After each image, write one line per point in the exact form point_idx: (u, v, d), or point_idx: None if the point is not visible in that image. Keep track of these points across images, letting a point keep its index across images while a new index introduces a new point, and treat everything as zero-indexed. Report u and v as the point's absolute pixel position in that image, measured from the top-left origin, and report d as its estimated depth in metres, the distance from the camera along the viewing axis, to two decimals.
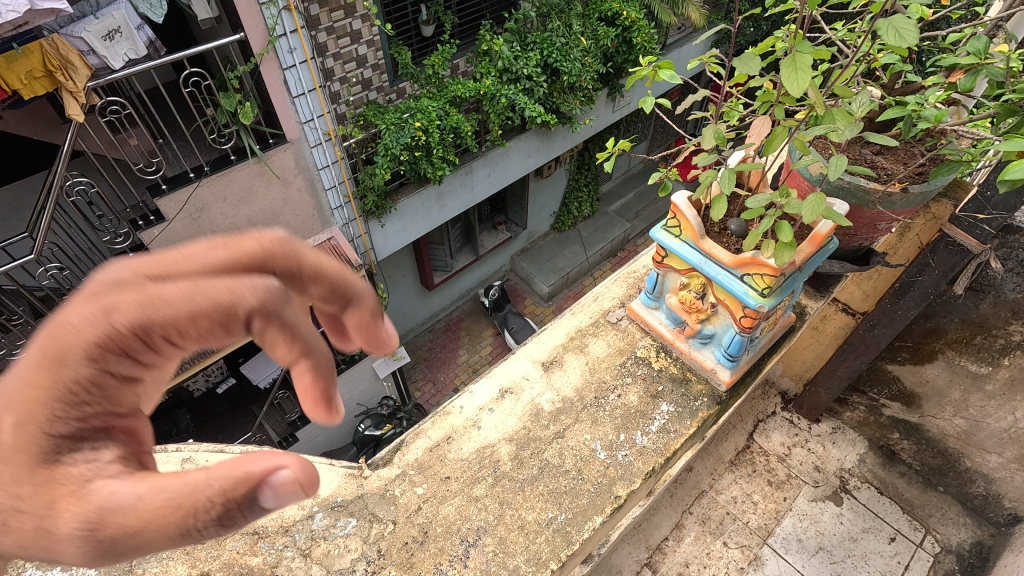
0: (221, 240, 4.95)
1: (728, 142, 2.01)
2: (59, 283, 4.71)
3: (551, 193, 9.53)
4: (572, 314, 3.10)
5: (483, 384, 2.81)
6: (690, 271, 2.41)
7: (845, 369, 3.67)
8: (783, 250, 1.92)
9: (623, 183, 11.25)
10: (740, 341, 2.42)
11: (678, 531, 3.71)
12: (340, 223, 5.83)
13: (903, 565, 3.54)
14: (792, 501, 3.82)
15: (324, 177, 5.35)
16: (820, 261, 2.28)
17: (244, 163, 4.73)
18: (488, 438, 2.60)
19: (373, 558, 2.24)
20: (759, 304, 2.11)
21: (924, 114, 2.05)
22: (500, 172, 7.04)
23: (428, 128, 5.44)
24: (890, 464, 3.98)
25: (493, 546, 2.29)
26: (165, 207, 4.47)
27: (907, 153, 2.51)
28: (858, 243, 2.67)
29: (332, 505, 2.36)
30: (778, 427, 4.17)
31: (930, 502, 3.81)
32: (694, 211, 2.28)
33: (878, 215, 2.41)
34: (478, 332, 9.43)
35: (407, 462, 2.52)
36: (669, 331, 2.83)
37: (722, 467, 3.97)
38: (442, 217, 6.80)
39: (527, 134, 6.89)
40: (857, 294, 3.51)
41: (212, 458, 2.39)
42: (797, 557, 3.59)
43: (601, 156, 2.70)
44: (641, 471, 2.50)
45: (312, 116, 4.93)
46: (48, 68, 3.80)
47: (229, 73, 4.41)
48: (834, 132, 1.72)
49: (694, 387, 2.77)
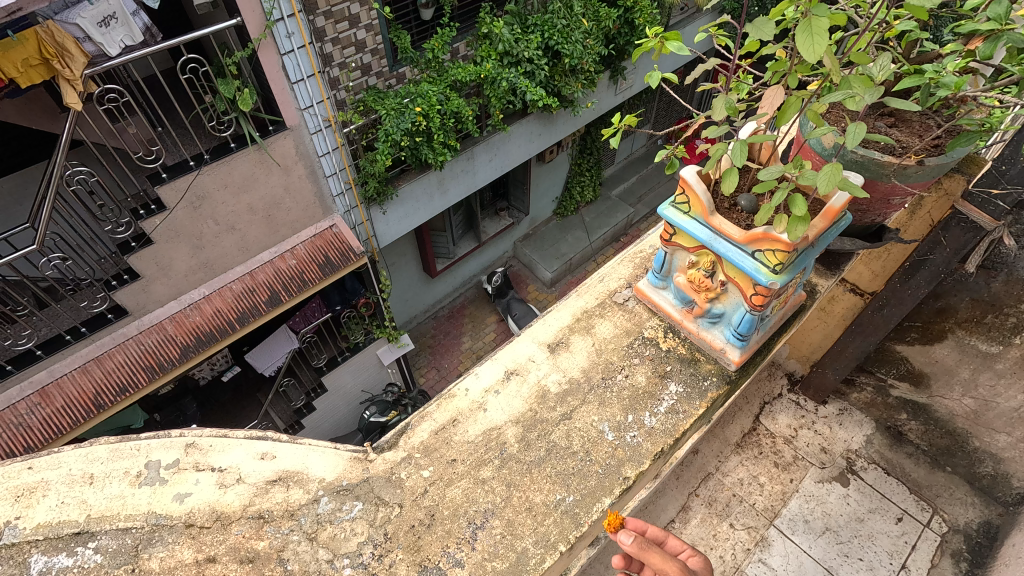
0: (222, 229, 4.91)
1: (739, 113, 1.95)
2: (62, 273, 4.68)
3: (553, 177, 9.41)
4: (578, 295, 3.05)
5: (489, 366, 2.77)
6: (699, 249, 2.36)
7: (853, 350, 3.60)
8: (796, 224, 1.86)
9: (626, 166, 11.12)
10: (750, 319, 2.37)
11: (684, 513, 3.69)
12: (342, 211, 5.75)
13: (909, 546, 3.53)
14: (799, 483, 3.80)
15: (325, 164, 5.26)
16: (834, 237, 2.23)
17: (244, 150, 4.65)
18: (495, 420, 2.57)
19: (380, 541, 2.23)
20: (771, 281, 2.06)
21: (943, 81, 1.98)
22: (502, 157, 6.96)
23: (429, 113, 5.35)
24: (897, 445, 3.87)
25: (500, 528, 2.28)
26: (166, 195, 4.42)
27: (923, 124, 2.44)
28: (871, 219, 2.61)
29: (337, 488, 2.34)
30: (785, 409, 4.13)
31: (938, 482, 3.73)
32: (703, 186, 2.22)
33: (892, 190, 2.34)
34: (482, 318, 9.40)
35: (412, 445, 2.50)
36: (677, 312, 2.78)
37: (728, 450, 3.95)
38: (443, 203, 6.72)
39: (528, 118, 6.78)
40: (866, 274, 3.45)
41: (216, 442, 2.37)
42: (803, 538, 3.58)
43: (606, 131, 2.64)
44: (649, 452, 2.47)
45: (311, 102, 4.86)
46: (44, 56, 3.68)
47: (227, 58, 4.31)
48: (852, 99, 1.66)
49: (703, 366, 2.73)
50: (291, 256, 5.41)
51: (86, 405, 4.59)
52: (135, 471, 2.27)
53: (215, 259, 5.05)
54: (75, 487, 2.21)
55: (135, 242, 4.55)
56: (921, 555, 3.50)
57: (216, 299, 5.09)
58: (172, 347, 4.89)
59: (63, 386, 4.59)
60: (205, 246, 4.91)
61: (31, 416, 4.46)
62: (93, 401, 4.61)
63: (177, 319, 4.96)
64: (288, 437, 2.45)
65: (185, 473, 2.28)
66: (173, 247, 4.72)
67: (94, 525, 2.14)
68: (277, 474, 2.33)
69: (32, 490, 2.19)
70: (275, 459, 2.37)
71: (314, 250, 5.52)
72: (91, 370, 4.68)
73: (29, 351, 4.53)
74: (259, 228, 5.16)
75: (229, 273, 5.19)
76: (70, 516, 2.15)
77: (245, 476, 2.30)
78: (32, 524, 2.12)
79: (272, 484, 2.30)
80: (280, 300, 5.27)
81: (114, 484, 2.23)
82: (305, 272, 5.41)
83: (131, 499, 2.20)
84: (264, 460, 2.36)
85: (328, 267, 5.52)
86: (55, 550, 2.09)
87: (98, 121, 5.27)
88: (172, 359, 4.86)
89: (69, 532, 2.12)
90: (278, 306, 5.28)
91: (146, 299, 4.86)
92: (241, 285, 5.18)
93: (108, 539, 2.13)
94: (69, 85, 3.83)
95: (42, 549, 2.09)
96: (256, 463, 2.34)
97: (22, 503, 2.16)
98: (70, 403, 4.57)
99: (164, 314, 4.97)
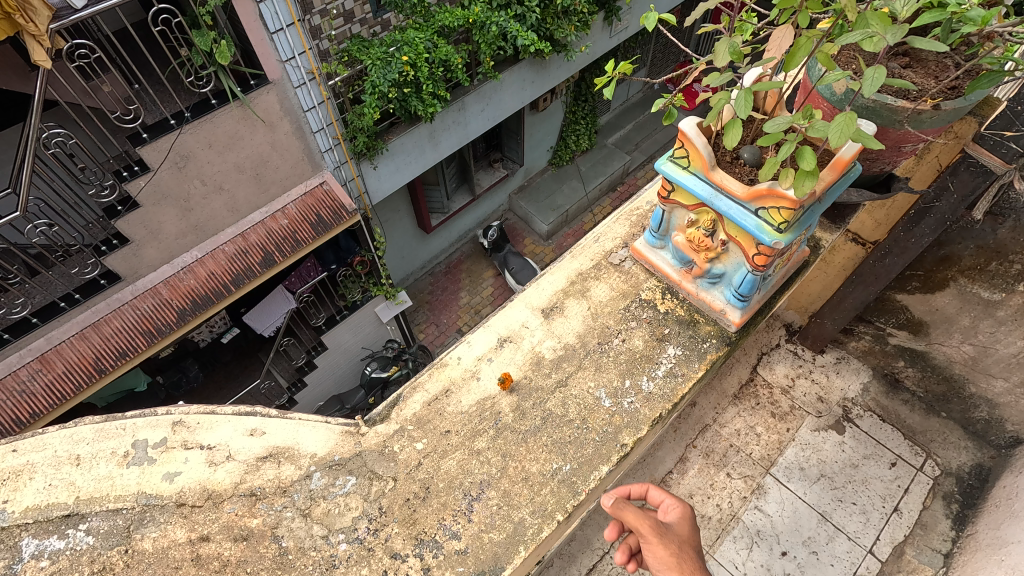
0: (210, 189, 4.72)
1: (744, 58, 1.79)
2: (51, 240, 4.56)
3: (548, 127, 9.11)
4: (572, 257, 2.94)
5: (480, 333, 2.69)
6: (698, 207, 2.24)
7: (852, 300, 3.53)
8: (803, 179, 1.72)
9: (621, 114, 10.73)
10: (752, 280, 2.28)
11: (682, 464, 3.64)
12: (332, 166, 5.54)
13: (902, 489, 3.56)
14: (795, 432, 3.76)
15: (311, 119, 5.03)
16: (842, 190, 2.10)
17: (226, 107, 4.39)
18: (488, 389, 2.51)
19: (375, 516, 2.22)
20: (775, 240, 1.96)
21: (969, 15, 1.79)
22: (494, 107, 6.67)
23: (417, 62, 5.08)
24: (893, 392, 3.89)
25: (497, 499, 2.26)
26: (148, 156, 4.21)
27: (939, 64, 2.25)
28: (879, 168, 2.47)
29: (329, 463, 2.30)
30: (783, 359, 4.02)
31: (932, 428, 3.75)
32: (704, 139, 2.07)
33: (904, 137, 2.19)
34: (478, 273, 9.29)
35: (405, 417, 2.46)
36: (675, 272, 2.69)
37: (726, 401, 3.84)
38: (435, 156, 6.49)
39: (519, 65, 6.43)
40: (868, 224, 3.29)
41: (204, 419, 2.32)
42: (799, 485, 3.59)
43: (599, 81, 2.45)
44: (647, 419, 2.43)
45: (292, 54, 4.56)
46: (4, 10, 3.32)
47: (200, 7, 3.98)
48: (871, 39, 1.49)
49: (702, 328, 2.66)
50: (282, 216, 5.24)
51: (88, 370, 4.55)
52: (122, 451, 2.22)
53: (206, 220, 4.89)
54: (61, 469, 2.18)
55: (121, 206, 4.37)
56: (914, 498, 3.53)
57: (210, 262, 4.97)
58: (168, 311, 4.79)
59: (62, 352, 4.52)
60: (194, 208, 4.74)
61: (33, 383, 4.42)
62: (95, 365, 4.57)
63: (171, 283, 4.84)
64: (277, 412, 2.39)
65: (173, 452, 2.24)
66: (162, 210, 4.55)
67: (84, 507, 2.12)
68: (267, 451, 2.29)
69: (18, 473, 2.16)
70: (265, 435, 2.32)
71: (305, 210, 5.34)
72: (89, 336, 4.60)
73: (24, 319, 4.41)
74: (249, 187, 4.97)
75: (221, 236, 5.05)
76: (58, 499, 2.13)
77: (235, 453, 2.26)
78: (20, 508, 2.10)
79: (262, 461, 2.26)
80: (275, 260, 5.16)
81: (101, 465, 2.20)
82: (298, 232, 5.24)
83: (119, 480, 2.17)
84: (253, 437, 2.31)
85: (321, 227, 5.34)
86: (46, 533, 2.08)
87: (70, 80, 4.94)
88: (170, 323, 4.78)
89: (59, 515, 2.10)
90: (273, 267, 5.17)
91: (138, 264, 4.72)
92: (234, 246, 5.05)
93: (99, 521, 2.11)
94: (34, 41, 3.53)
95: (32, 532, 2.07)
96: (246, 440, 2.30)
97: (9, 486, 2.13)
98: (71, 369, 4.52)
99: (158, 278, 4.85)
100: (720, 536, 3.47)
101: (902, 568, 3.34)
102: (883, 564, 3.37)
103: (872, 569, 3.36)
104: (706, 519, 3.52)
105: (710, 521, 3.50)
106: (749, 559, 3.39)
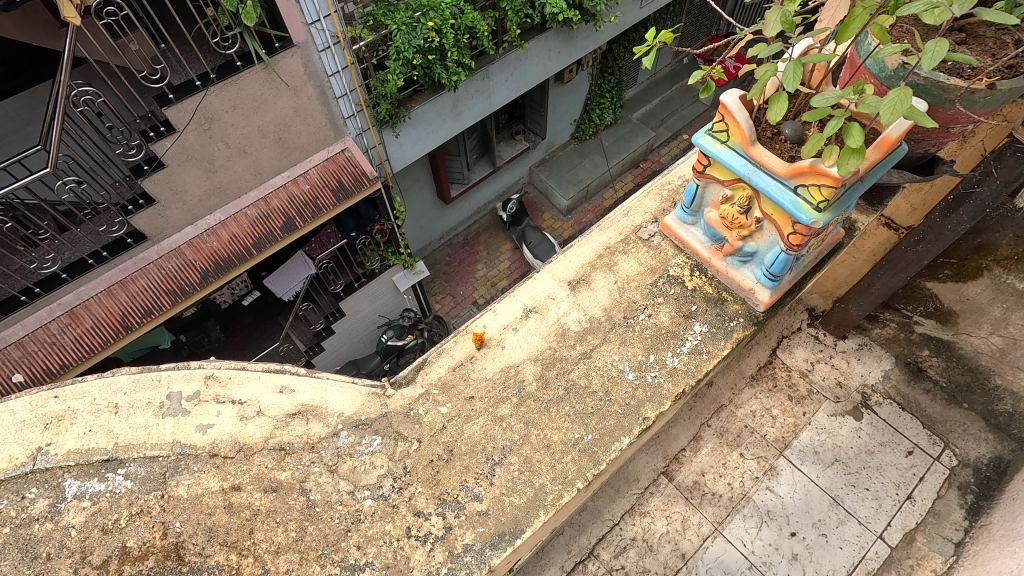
0: (233, 152, 4.73)
1: (797, 27, 1.77)
2: (79, 197, 4.62)
3: (572, 99, 8.93)
4: (600, 231, 2.98)
5: (507, 303, 2.77)
6: (734, 184, 2.24)
7: (881, 286, 3.36)
8: (848, 156, 1.71)
9: (648, 88, 10.41)
10: (784, 259, 2.29)
11: (695, 442, 3.62)
12: (354, 133, 5.50)
13: (917, 477, 3.46)
14: (812, 415, 3.67)
15: (334, 84, 4.98)
16: (886, 170, 2.07)
17: (251, 70, 4.36)
18: (512, 358, 2.61)
19: (399, 474, 2.37)
20: (813, 219, 1.95)
21: None
22: (517, 77, 6.49)
23: (442, 28, 5.04)
24: (915, 380, 3.73)
25: (518, 465, 2.38)
26: (174, 116, 4.25)
27: (997, 42, 2.12)
28: (925, 149, 2.38)
29: (356, 423, 2.46)
30: (803, 343, 3.90)
31: (951, 418, 3.60)
32: (745, 113, 2.07)
33: (953, 117, 2.09)
34: (497, 245, 9.26)
35: (430, 381, 2.58)
36: (705, 249, 2.72)
37: (743, 382, 3.77)
38: (456, 126, 6.39)
39: (547, 34, 6.26)
40: (903, 208, 3.12)
41: (234, 376, 2.49)
42: (812, 468, 3.53)
43: (640, 49, 2.41)
44: (670, 393, 2.51)
45: (317, 17, 4.46)
46: None
47: None
48: (933, 10, 1.46)
49: (730, 307, 2.71)
50: (304, 180, 5.25)
51: (115, 326, 4.66)
52: (158, 402, 2.42)
53: (229, 182, 4.92)
54: (100, 416, 2.38)
55: (147, 165, 4.41)
56: (927, 487, 3.44)
57: (233, 224, 5.01)
58: (192, 271, 4.86)
59: (91, 308, 4.64)
60: (218, 170, 4.76)
61: (63, 336, 4.55)
62: (121, 322, 4.67)
63: (195, 244, 4.91)
64: (306, 371, 2.55)
65: (206, 405, 2.43)
66: (186, 170, 4.59)
67: (123, 453, 2.33)
68: (296, 408, 2.46)
69: (60, 418, 2.36)
70: (294, 393, 2.49)
71: (326, 175, 5.34)
72: (117, 293, 4.70)
73: (54, 274, 4.52)
74: (272, 150, 4.98)
75: (243, 199, 5.08)
76: (98, 444, 2.33)
77: (265, 409, 2.44)
78: (62, 451, 2.30)
79: (291, 418, 2.44)
80: (295, 226, 5.15)
81: (138, 415, 2.40)
82: (319, 198, 5.26)
83: (156, 429, 2.37)
84: (283, 394, 2.48)
85: (341, 193, 5.36)
86: (87, 476, 2.29)
87: (98, 37, 4.91)
88: (193, 283, 4.85)
89: (99, 459, 2.31)
90: (293, 233, 5.18)
91: (163, 223, 4.78)
92: (256, 210, 5.07)
93: (136, 466, 2.32)
94: None
95: (74, 474, 2.28)
96: (275, 397, 2.48)
97: (52, 430, 2.34)
98: (99, 324, 4.63)
99: (182, 239, 4.92)
100: (730, 514, 3.45)
101: (912, 554, 3.29)
102: (892, 549, 3.32)
103: (881, 554, 3.31)
104: (717, 497, 3.51)
105: (720, 498, 3.49)
106: (758, 537, 3.38)
